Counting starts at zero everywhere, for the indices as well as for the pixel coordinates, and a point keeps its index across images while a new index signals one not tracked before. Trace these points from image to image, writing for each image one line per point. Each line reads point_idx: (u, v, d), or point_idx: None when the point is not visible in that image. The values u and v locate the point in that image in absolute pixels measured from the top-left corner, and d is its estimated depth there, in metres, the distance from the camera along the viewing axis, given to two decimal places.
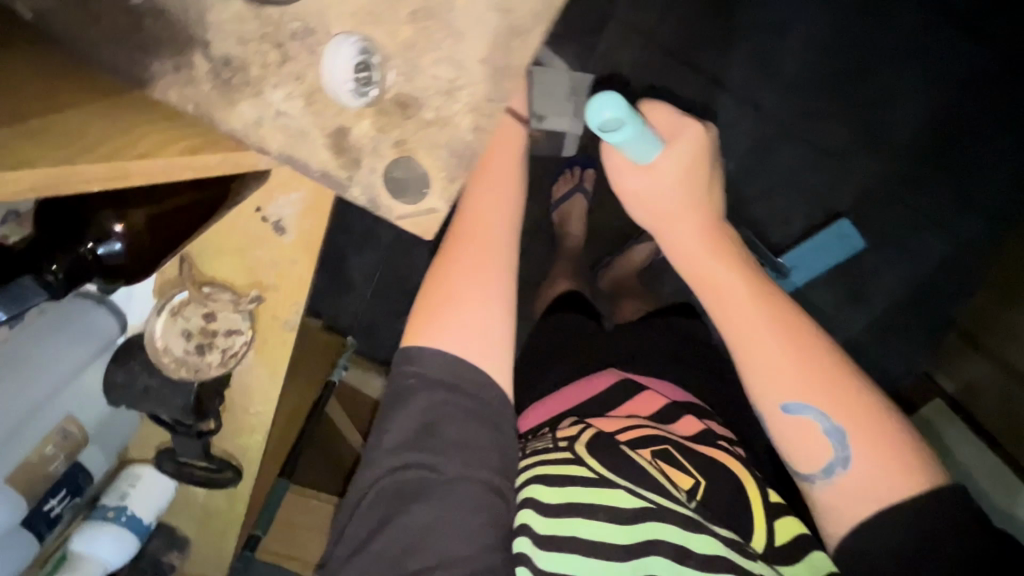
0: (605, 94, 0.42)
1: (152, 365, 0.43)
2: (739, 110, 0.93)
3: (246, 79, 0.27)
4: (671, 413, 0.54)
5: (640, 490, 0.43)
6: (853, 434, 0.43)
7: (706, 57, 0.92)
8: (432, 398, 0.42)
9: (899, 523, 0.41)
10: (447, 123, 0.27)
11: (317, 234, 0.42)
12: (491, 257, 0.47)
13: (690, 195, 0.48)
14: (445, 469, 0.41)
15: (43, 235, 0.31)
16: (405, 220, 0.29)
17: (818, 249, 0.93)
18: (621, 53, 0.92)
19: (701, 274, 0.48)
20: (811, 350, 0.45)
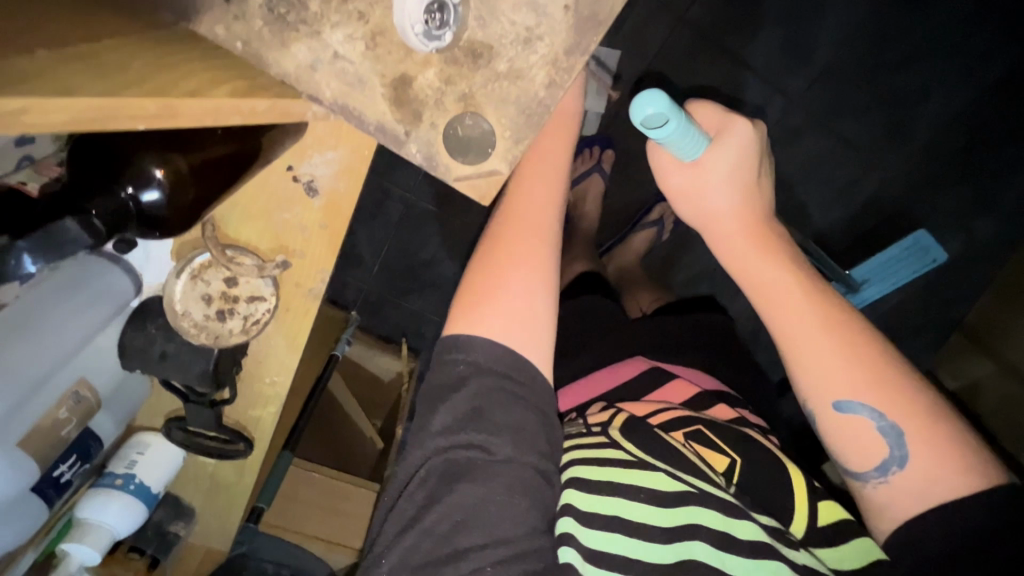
0: (645, 91, 0.43)
1: (171, 330, 0.41)
2: (765, 94, 0.90)
3: (304, 17, 0.27)
4: (702, 401, 0.54)
5: (680, 473, 0.42)
6: (910, 432, 0.41)
7: (734, 39, 0.89)
8: (480, 382, 0.41)
9: (961, 521, 0.39)
10: (521, 77, 0.29)
11: (351, 198, 0.40)
12: (532, 248, 0.45)
13: (734, 191, 0.48)
14: (493, 451, 0.40)
15: (77, 176, 0.29)
16: (462, 180, 0.29)
17: (897, 262, 0.89)
18: (647, 30, 0.89)
19: (750, 271, 0.47)
20: (864, 349, 0.44)
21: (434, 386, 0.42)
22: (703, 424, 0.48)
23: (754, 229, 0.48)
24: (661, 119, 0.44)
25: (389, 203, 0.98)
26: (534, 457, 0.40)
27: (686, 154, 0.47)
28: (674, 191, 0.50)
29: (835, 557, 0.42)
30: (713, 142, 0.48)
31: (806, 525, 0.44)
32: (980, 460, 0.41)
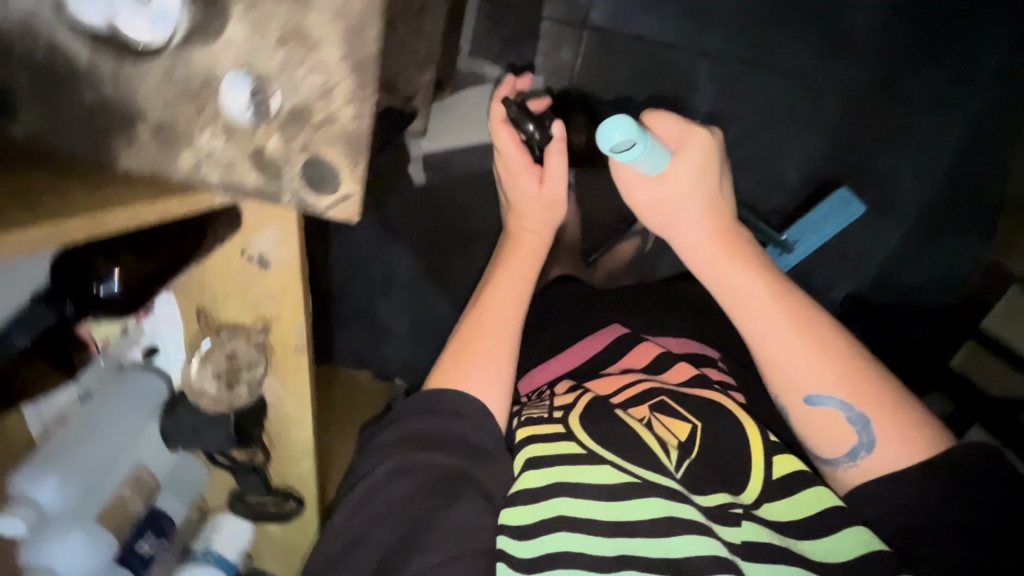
0: (614, 120, 0.55)
1: (195, 406, 0.51)
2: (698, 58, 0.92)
3: (179, 133, 0.33)
4: (666, 364, 0.64)
5: (630, 466, 0.51)
6: (874, 421, 0.53)
7: (646, 21, 0.91)
8: (422, 416, 0.52)
9: (914, 494, 0.51)
10: (334, 120, 0.33)
11: (295, 258, 0.48)
12: (501, 341, 0.61)
13: (701, 209, 0.62)
14: (431, 459, 0.49)
15: (60, 278, 0.41)
16: (332, 210, 0.35)
17: (824, 218, 0.90)
18: (563, 45, 0.93)
19: (729, 279, 0.60)
20: (824, 342, 0.56)
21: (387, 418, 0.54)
22: (666, 396, 0.58)
23: (731, 243, 0.61)
24: (627, 141, 0.56)
25: (397, 271, 1.06)
26: (456, 458, 0.49)
27: (654, 171, 0.60)
28: (641, 203, 0.63)
29: (784, 512, 0.51)
30: (677, 155, 0.62)
31: (756, 493, 0.52)
32: (930, 437, 0.53)
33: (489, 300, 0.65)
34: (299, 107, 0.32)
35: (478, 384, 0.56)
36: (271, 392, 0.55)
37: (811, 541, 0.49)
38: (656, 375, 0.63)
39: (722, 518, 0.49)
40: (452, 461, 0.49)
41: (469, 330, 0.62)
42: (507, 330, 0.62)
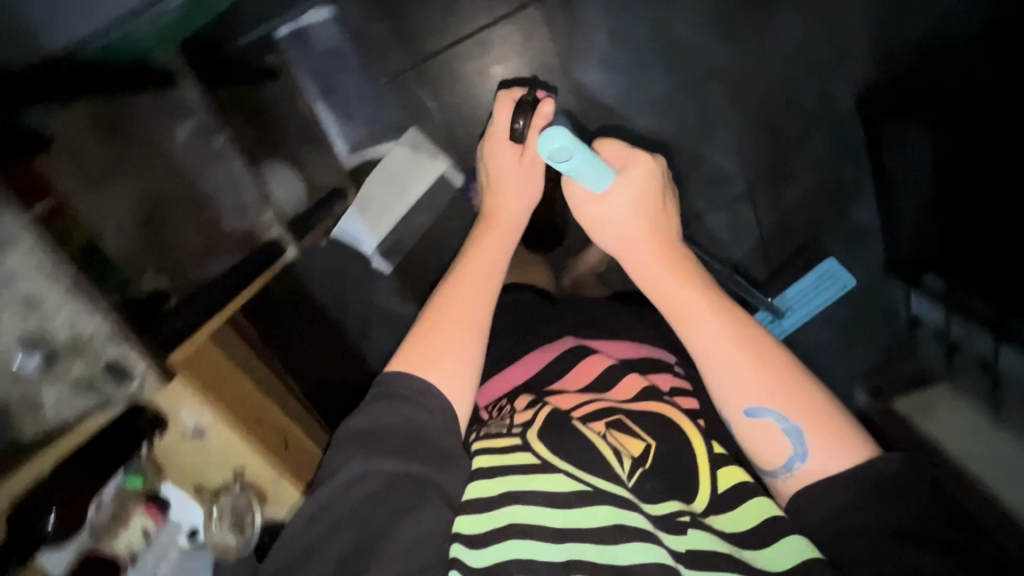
0: (553, 131, 0.64)
1: (224, 558, 0.72)
2: (514, 43, 1.03)
3: (23, 403, 0.50)
4: (617, 376, 0.69)
5: (581, 475, 0.55)
6: (808, 429, 0.57)
7: (458, 39, 1.02)
8: (385, 405, 0.58)
9: (837, 510, 0.53)
10: (88, 335, 0.50)
11: (223, 422, 0.65)
12: (471, 313, 0.66)
13: (642, 224, 0.68)
14: (390, 465, 0.54)
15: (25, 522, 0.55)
16: (145, 381, 0.54)
17: (815, 291, 1.13)
18: (412, 102, 1.04)
19: (668, 290, 0.64)
20: (771, 358, 0.60)
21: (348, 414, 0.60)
22: (622, 414, 0.63)
23: (673, 258, 0.66)
24: (564, 151, 0.64)
25: None
26: (425, 466, 0.55)
27: (597, 186, 0.68)
28: (591, 219, 0.70)
29: (725, 524, 0.55)
30: (620, 175, 0.69)
31: (705, 503, 0.57)
32: (855, 439, 0.57)
33: (464, 266, 0.71)
34: (73, 339, 0.49)
35: (455, 352, 0.62)
36: (273, 512, 0.75)
37: (759, 551, 0.52)
38: (603, 390, 0.68)
39: (667, 527, 0.53)
40: (413, 468, 0.55)
41: (448, 292, 0.68)
42: (481, 295, 0.68)
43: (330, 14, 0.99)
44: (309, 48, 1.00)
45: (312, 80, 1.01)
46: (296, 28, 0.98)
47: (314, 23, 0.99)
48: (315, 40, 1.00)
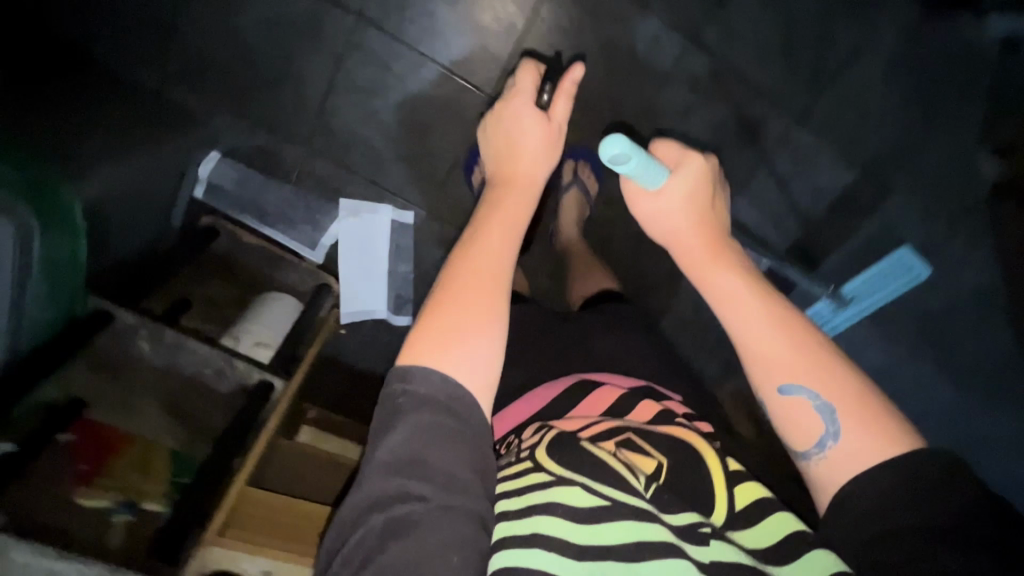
0: (611, 135, 0.50)
1: None
2: (371, 65, 0.96)
3: None
4: (631, 403, 0.54)
5: (599, 486, 0.43)
6: (843, 409, 0.43)
7: (330, 102, 0.98)
8: (427, 411, 0.44)
9: (873, 504, 0.41)
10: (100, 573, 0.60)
11: (277, 564, 0.76)
12: (496, 284, 0.51)
13: (692, 214, 0.53)
14: (428, 497, 0.41)
15: None
16: None
17: (880, 279, 0.96)
18: (335, 179, 1.06)
19: (703, 275, 0.50)
20: (808, 338, 0.45)
21: (377, 425, 0.45)
22: (631, 432, 0.50)
23: (715, 243, 0.52)
24: (626, 157, 0.51)
25: None
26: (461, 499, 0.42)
27: (651, 183, 0.54)
28: (636, 212, 0.56)
29: (750, 539, 0.43)
30: (674, 172, 0.54)
31: (725, 514, 0.45)
32: (909, 436, 0.42)
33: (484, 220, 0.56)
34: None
35: (489, 343, 0.48)
36: None
37: (784, 567, 0.41)
38: (621, 416, 0.53)
39: (689, 538, 0.42)
40: (460, 501, 0.42)
41: (465, 252, 0.52)
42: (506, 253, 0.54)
43: (219, 155, 1.00)
44: (224, 192, 1.01)
45: (245, 212, 1.02)
46: (206, 184, 0.99)
47: (213, 172, 1.00)
48: (223, 184, 1.01)
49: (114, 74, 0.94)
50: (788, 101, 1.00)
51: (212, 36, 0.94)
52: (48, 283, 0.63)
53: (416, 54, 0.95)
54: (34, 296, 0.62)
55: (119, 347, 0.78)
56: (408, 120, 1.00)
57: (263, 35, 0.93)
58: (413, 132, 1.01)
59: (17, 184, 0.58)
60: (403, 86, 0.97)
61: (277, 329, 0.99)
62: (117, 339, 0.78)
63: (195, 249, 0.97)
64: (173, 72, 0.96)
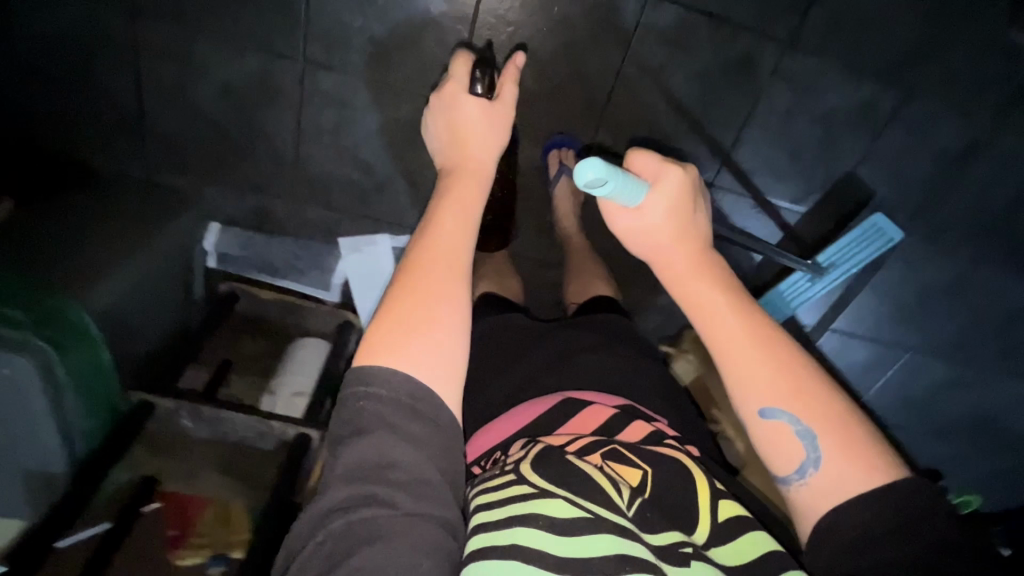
0: (586, 159, 0.49)
1: None
2: (332, 106, 0.94)
3: None
4: (626, 421, 0.56)
5: (581, 499, 0.44)
6: (822, 432, 0.47)
7: (307, 151, 0.99)
8: (393, 409, 0.49)
9: (852, 534, 0.44)
10: None
11: None
12: (451, 280, 0.55)
13: (673, 227, 0.54)
14: (398, 504, 0.46)
15: None
16: None
17: (858, 245, 0.99)
18: (331, 222, 1.08)
19: (692, 291, 0.52)
20: (785, 356, 0.49)
21: (343, 428, 0.50)
22: (619, 445, 0.51)
23: (699, 260, 0.53)
24: (602, 180, 0.50)
25: None
26: (432, 506, 0.47)
27: (630, 203, 0.53)
28: (620, 230, 0.55)
29: (730, 556, 0.46)
30: (654, 186, 0.54)
31: (706, 531, 0.48)
32: (889, 463, 0.46)
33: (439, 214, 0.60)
34: None
35: (445, 339, 0.53)
36: None
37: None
38: (611, 433, 0.54)
39: (667, 557, 0.43)
40: (429, 508, 0.47)
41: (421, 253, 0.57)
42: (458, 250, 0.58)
43: (219, 226, 1.05)
44: (235, 257, 1.07)
45: (260, 271, 1.08)
46: (216, 255, 1.05)
47: (219, 242, 1.06)
48: (232, 251, 1.06)
49: (110, 176, 0.98)
50: (775, 28, 0.91)
51: (176, 118, 0.94)
52: (83, 397, 0.69)
53: (370, 85, 0.91)
54: (74, 411, 0.68)
55: (169, 428, 0.86)
56: (381, 151, 0.99)
57: (225, 106, 0.93)
58: (395, 163, 1.00)
59: (28, 324, 0.64)
60: (367, 119, 0.95)
61: (309, 374, 1.03)
62: (162, 421, 0.85)
63: (221, 316, 1.03)
64: (158, 160, 0.98)
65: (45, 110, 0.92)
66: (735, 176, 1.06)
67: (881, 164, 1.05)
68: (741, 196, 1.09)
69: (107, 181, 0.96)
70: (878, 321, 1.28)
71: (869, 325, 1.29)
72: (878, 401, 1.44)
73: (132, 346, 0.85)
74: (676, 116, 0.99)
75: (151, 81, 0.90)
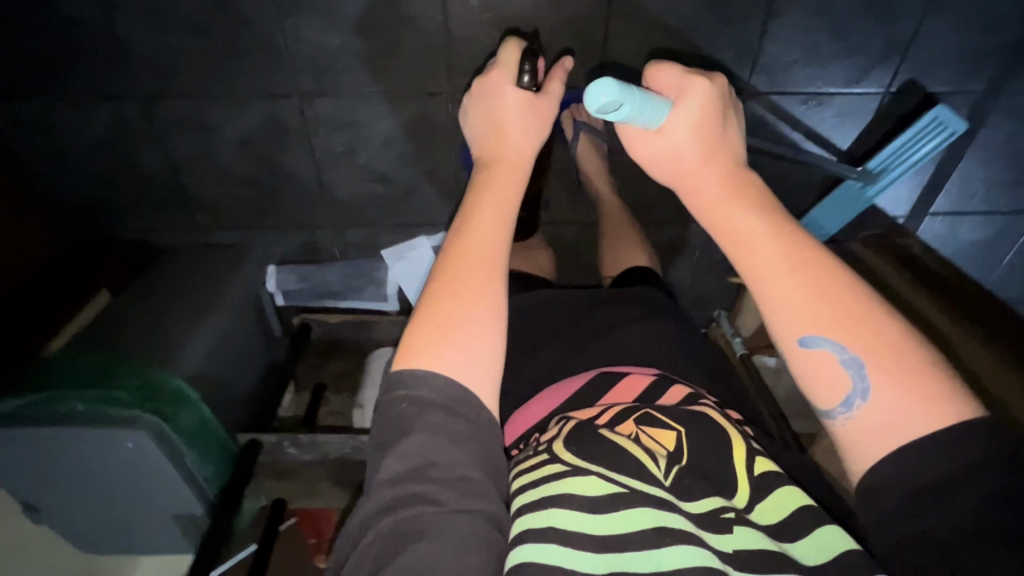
0: (598, 82, 0.53)
1: None
2: (338, 130, 0.95)
3: None
4: (663, 388, 0.62)
5: (614, 475, 0.51)
6: (869, 361, 0.46)
7: (328, 180, 1.01)
8: (435, 412, 0.53)
9: (905, 469, 0.44)
10: None
11: None
12: (486, 283, 0.57)
13: (699, 146, 0.55)
14: (444, 502, 0.50)
15: None
16: None
17: (910, 143, 0.94)
18: (370, 239, 1.11)
19: (725, 215, 0.52)
20: (826, 280, 0.48)
21: (387, 431, 0.54)
22: (649, 410, 0.58)
23: (734, 182, 0.54)
24: (615, 103, 0.53)
25: None
26: (475, 502, 0.51)
27: (651, 123, 0.55)
28: (643, 155, 0.57)
29: (769, 513, 0.51)
30: (677, 104, 0.56)
31: (745, 494, 0.52)
32: (955, 398, 0.44)
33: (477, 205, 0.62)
34: None
35: (485, 343, 0.55)
36: None
37: (798, 543, 0.48)
38: (652, 400, 0.61)
39: (709, 526, 0.49)
40: (473, 504, 0.51)
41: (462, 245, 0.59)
42: (494, 249, 0.60)
43: (274, 266, 1.12)
44: (294, 293, 1.15)
45: (321, 298, 1.17)
46: (281, 293, 1.13)
47: (280, 281, 1.13)
48: (292, 289, 1.14)
49: (174, 246, 1.07)
50: None
51: (209, 181, 1.00)
52: (197, 450, 0.78)
53: (364, 98, 0.91)
54: (195, 463, 0.78)
55: (279, 460, 0.94)
56: (394, 159, 0.99)
57: (246, 158, 0.97)
58: (410, 167, 1.00)
59: (135, 402, 0.74)
60: (372, 132, 0.95)
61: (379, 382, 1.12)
62: (273, 452, 0.93)
63: (302, 344, 1.14)
64: (208, 220, 1.05)
65: (106, 205, 1.02)
66: (771, 76, 0.94)
67: (952, 9, 0.87)
68: (786, 96, 0.96)
69: (173, 252, 1.06)
70: (985, 191, 1.10)
71: (979, 197, 1.11)
72: (1006, 281, 1.25)
73: (230, 395, 0.94)
74: (687, 32, 0.89)
75: (178, 153, 0.96)
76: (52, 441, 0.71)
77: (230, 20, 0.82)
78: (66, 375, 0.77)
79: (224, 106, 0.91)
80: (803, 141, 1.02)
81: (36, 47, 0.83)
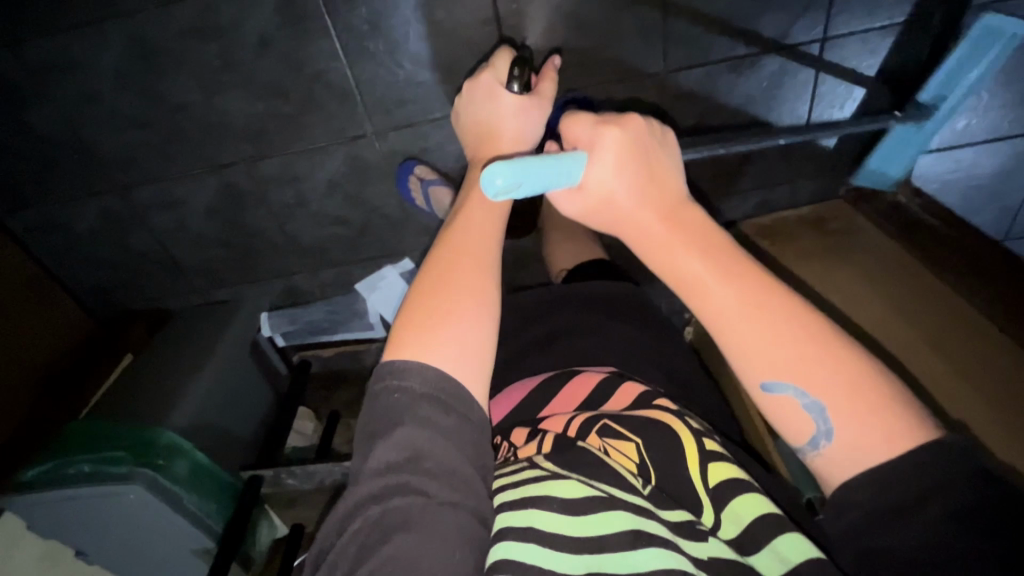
0: (489, 167, 0.48)
1: None
2: (285, 184, 1.03)
3: None
4: (614, 388, 0.61)
5: (595, 482, 0.49)
6: (832, 407, 0.43)
7: (290, 231, 1.10)
8: (426, 406, 0.48)
9: (870, 499, 0.42)
10: None
11: None
12: (474, 284, 0.53)
13: (637, 187, 0.50)
14: (434, 495, 0.46)
15: None
16: None
17: (960, 67, 0.84)
18: (342, 277, 1.19)
19: (672, 258, 0.48)
20: (784, 319, 0.45)
21: (375, 423, 0.49)
22: (608, 418, 0.56)
23: (680, 221, 0.49)
24: (512, 184, 0.48)
25: None
26: (462, 496, 0.47)
27: (571, 183, 0.51)
28: (577, 213, 0.54)
29: (732, 529, 0.48)
30: (593, 157, 0.51)
31: (712, 517, 0.49)
32: (913, 421, 0.42)
33: (466, 212, 0.59)
34: None
35: (478, 342, 0.51)
36: None
37: (760, 557, 0.46)
38: (597, 405, 0.61)
39: (688, 534, 0.47)
40: (461, 498, 0.47)
41: (444, 249, 0.56)
42: (486, 254, 0.56)
43: (267, 312, 1.21)
44: (291, 332, 1.23)
45: (314, 334, 1.23)
46: (280, 335, 1.23)
47: (275, 325, 1.22)
48: (287, 329, 1.22)
49: (179, 309, 1.20)
50: None
51: (191, 249, 1.12)
52: (196, 492, 0.90)
53: (300, 151, 0.98)
54: (195, 503, 0.90)
55: (283, 489, 1.03)
56: (342, 201, 1.05)
57: (216, 223, 1.08)
58: (360, 204, 1.06)
59: (131, 457, 0.86)
60: (316, 180, 1.02)
61: None
62: (275, 483, 1.02)
63: (304, 377, 1.20)
64: (201, 283, 1.18)
65: (117, 282, 1.16)
66: (688, 50, 0.90)
67: None
68: (711, 65, 0.92)
69: (179, 314, 1.19)
70: (981, 120, 1.01)
71: (976, 127, 1.01)
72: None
73: (233, 436, 1.05)
74: (585, 29, 0.87)
75: (160, 229, 1.08)
76: (69, 499, 0.84)
77: (170, 109, 0.92)
78: (84, 437, 0.89)
79: (186, 183, 1.02)
80: (744, 107, 0.96)
81: (28, 162, 0.98)
